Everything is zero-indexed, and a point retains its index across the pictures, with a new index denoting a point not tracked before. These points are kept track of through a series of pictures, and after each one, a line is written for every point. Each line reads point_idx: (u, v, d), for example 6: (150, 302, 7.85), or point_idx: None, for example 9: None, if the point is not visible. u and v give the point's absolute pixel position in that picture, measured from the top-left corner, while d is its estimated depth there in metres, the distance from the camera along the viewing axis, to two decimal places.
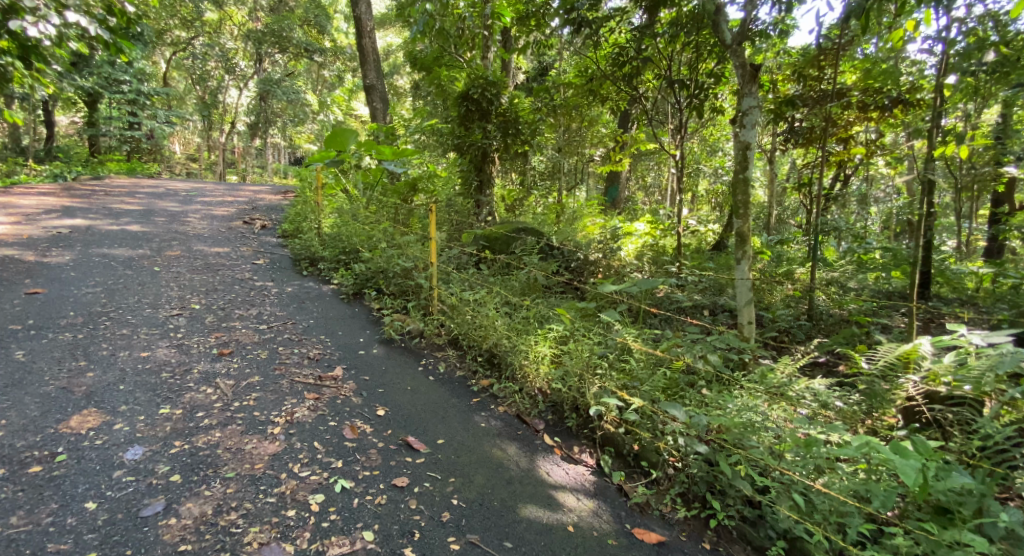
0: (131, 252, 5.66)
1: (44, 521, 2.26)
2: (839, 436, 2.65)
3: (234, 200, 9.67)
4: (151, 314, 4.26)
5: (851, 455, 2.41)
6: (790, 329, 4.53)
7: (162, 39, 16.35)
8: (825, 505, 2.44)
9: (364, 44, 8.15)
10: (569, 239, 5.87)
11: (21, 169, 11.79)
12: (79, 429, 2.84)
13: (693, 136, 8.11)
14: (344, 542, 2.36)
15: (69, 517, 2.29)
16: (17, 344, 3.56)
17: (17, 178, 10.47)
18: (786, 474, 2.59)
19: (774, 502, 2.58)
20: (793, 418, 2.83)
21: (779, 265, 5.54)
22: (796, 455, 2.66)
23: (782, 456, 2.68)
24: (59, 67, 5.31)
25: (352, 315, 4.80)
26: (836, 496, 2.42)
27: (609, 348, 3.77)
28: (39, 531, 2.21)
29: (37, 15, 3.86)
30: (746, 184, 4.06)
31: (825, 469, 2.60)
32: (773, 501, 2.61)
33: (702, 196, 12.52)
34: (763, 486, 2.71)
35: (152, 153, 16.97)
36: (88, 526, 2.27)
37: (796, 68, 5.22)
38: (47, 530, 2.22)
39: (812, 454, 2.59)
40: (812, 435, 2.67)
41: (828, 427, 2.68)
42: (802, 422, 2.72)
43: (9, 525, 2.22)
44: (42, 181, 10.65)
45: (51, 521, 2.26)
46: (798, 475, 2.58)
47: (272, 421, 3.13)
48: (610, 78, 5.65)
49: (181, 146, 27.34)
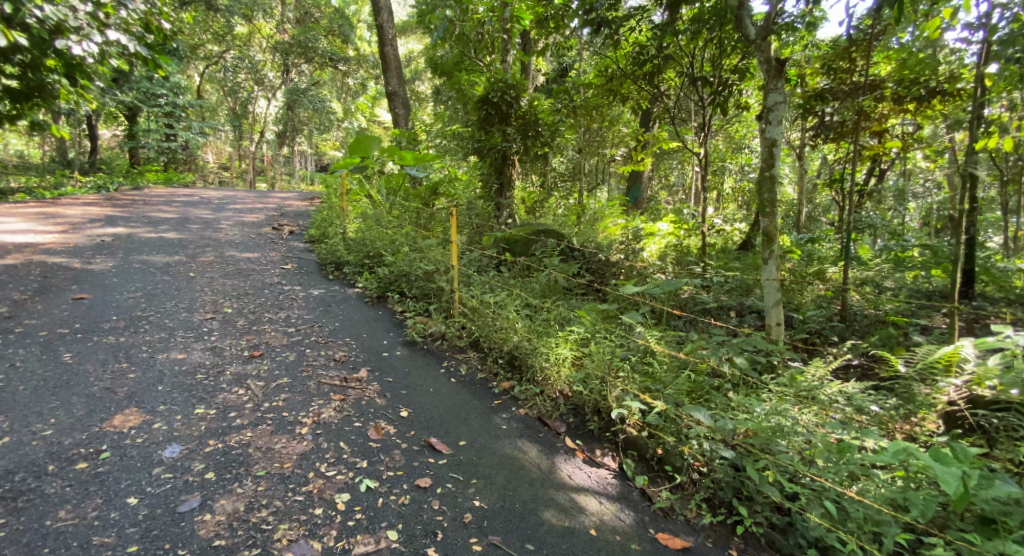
0: (168, 258, 5.91)
1: (89, 514, 2.39)
2: (874, 442, 2.57)
3: (264, 207, 9.97)
4: (187, 317, 4.45)
5: (887, 461, 2.33)
6: (822, 330, 4.39)
7: (196, 53, 16.99)
8: (859, 514, 2.37)
9: (386, 51, 8.25)
10: (591, 240, 5.76)
11: (68, 180, 12.36)
12: (122, 427, 2.99)
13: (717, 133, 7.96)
14: (369, 540, 2.41)
15: (112, 511, 2.42)
16: (65, 347, 3.77)
17: (63, 190, 10.99)
18: (817, 481, 2.53)
19: (804, 509, 2.53)
20: (825, 422, 2.74)
21: (809, 265, 5.30)
22: (828, 462, 2.58)
23: (813, 461, 2.62)
24: (102, 83, 5.61)
25: (376, 318, 4.89)
26: (872, 504, 2.34)
27: (631, 351, 3.74)
28: (85, 524, 2.34)
29: (81, 34, 4.07)
30: (772, 182, 3.97)
31: (860, 476, 2.53)
32: (803, 508, 2.56)
33: (727, 196, 12.12)
34: (794, 492, 2.66)
35: (186, 162, 17.67)
36: (130, 520, 2.38)
37: (825, 62, 5.01)
38: (92, 524, 2.34)
39: (845, 461, 2.52)
40: (846, 440, 2.60)
41: (863, 433, 2.60)
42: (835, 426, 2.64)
43: (58, 518, 2.35)
44: (86, 191, 11.24)
45: (96, 515, 2.39)
46: (830, 481, 2.52)
47: (300, 422, 3.22)
48: (631, 77, 5.58)
49: (215, 156, 28.34)
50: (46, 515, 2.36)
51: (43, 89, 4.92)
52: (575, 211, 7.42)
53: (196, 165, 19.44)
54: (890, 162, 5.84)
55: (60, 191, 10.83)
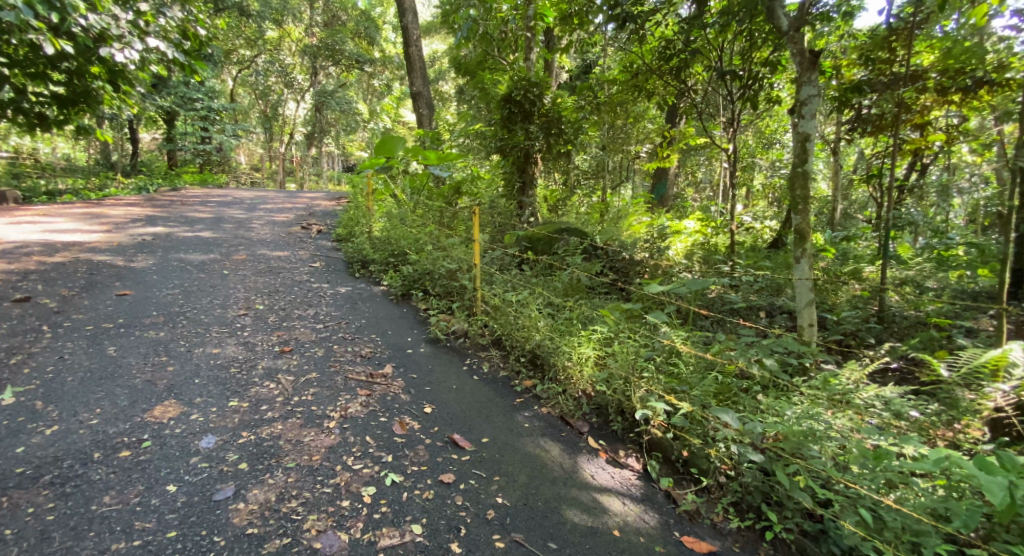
0: (203, 256, 6.14)
1: (132, 500, 2.51)
2: (914, 449, 2.46)
3: (293, 207, 10.24)
4: (221, 313, 4.62)
5: (928, 469, 2.23)
6: (858, 331, 4.23)
7: (230, 58, 17.55)
8: (896, 523, 2.28)
9: (411, 52, 8.34)
10: (614, 238, 5.67)
11: (111, 181, 12.87)
12: (162, 418, 3.13)
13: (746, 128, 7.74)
14: (394, 533, 2.46)
15: (153, 498, 2.54)
16: (110, 341, 3.96)
17: (107, 191, 11.50)
18: (851, 488, 2.45)
19: (837, 516, 2.46)
20: (860, 427, 2.64)
21: (844, 264, 5.11)
22: (863, 468, 2.49)
23: (847, 468, 2.53)
24: (143, 89, 5.85)
25: (400, 315, 4.96)
26: (909, 513, 2.25)
27: (656, 351, 3.69)
28: (128, 509, 2.46)
29: (124, 42, 4.27)
30: (805, 178, 3.83)
31: (898, 484, 2.42)
32: (836, 516, 2.48)
33: (758, 192, 11.74)
34: (826, 499, 2.58)
35: (220, 164, 18.29)
36: (169, 507, 2.50)
37: (863, 52, 4.77)
38: (135, 509, 2.46)
39: (882, 468, 2.42)
40: (882, 446, 2.49)
41: (901, 439, 2.49)
42: (871, 432, 2.53)
43: (103, 503, 2.48)
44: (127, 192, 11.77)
45: (138, 501, 2.51)
46: (865, 488, 2.43)
47: (328, 416, 3.30)
48: (657, 73, 5.44)
49: (246, 157, 29.21)
50: (92, 499, 2.50)
51: (88, 95, 5.18)
52: (599, 209, 7.33)
53: (230, 166, 20.06)
54: (933, 156, 5.55)
55: (103, 192, 11.36)
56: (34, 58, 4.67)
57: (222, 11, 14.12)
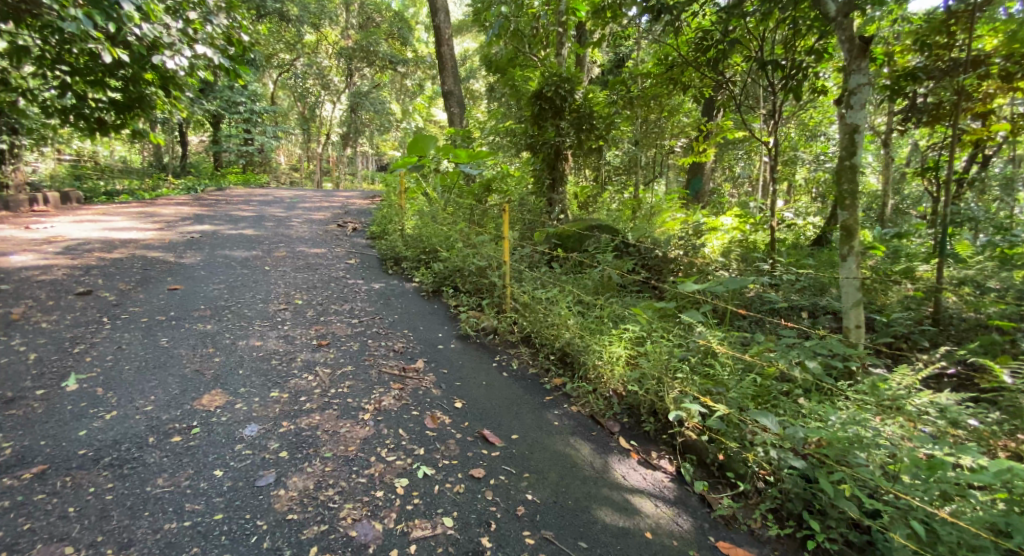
0: (247, 253, 6.41)
1: (182, 483, 2.66)
2: (972, 459, 2.31)
3: (329, 206, 10.53)
4: (263, 307, 4.81)
5: (987, 482, 2.09)
6: (911, 335, 3.98)
7: (271, 62, 18.22)
8: (952, 537, 2.15)
9: (443, 51, 8.41)
10: (647, 235, 5.54)
11: (162, 183, 13.41)
12: (210, 406, 3.30)
13: (787, 120, 7.42)
14: (426, 525, 2.51)
15: (201, 481, 2.68)
16: (163, 333, 4.20)
17: (159, 192, 12.14)
18: (902, 499, 2.32)
19: (886, 528, 2.33)
20: (912, 435, 2.49)
21: (896, 262, 4.82)
22: (915, 478, 2.35)
23: (898, 477, 2.40)
24: (192, 94, 6.19)
25: (432, 312, 5.03)
26: (966, 526, 2.11)
27: (691, 351, 3.59)
28: (179, 491, 2.61)
29: (174, 49, 4.50)
30: (853, 171, 3.63)
31: (954, 497, 2.28)
32: (885, 527, 2.36)
33: (800, 187, 11.23)
34: (873, 509, 2.46)
35: (262, 164, 19.00)
36: (216, 491, 2.63)
37: (918, 37, 4.46)
38: (185, 492, 2.61)
39: (936, 478, 2.28)
40: (936, 456, 2.35)
41: (958, 449, 2.34)
42: (924, 440, 2.39)
43: (157, 484, 2.64)
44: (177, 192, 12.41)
45: (188, 484, 2.66)
46: (917, 500, 2.30)
47: (362, 409, 3.39)
48: (693, 65, 5.28)
49: (286, 158, 30.23)
50: (147, 481, 2.66)
51: (142, 100, 5.56)
52: (630, 206, 7.14)
53: (270, 166, 20.76)
54: (996, 148, 5.15)
55: (155, 192, 12.01)
56: (94, 67, 5.03)
57: (263, 16, 14.66)
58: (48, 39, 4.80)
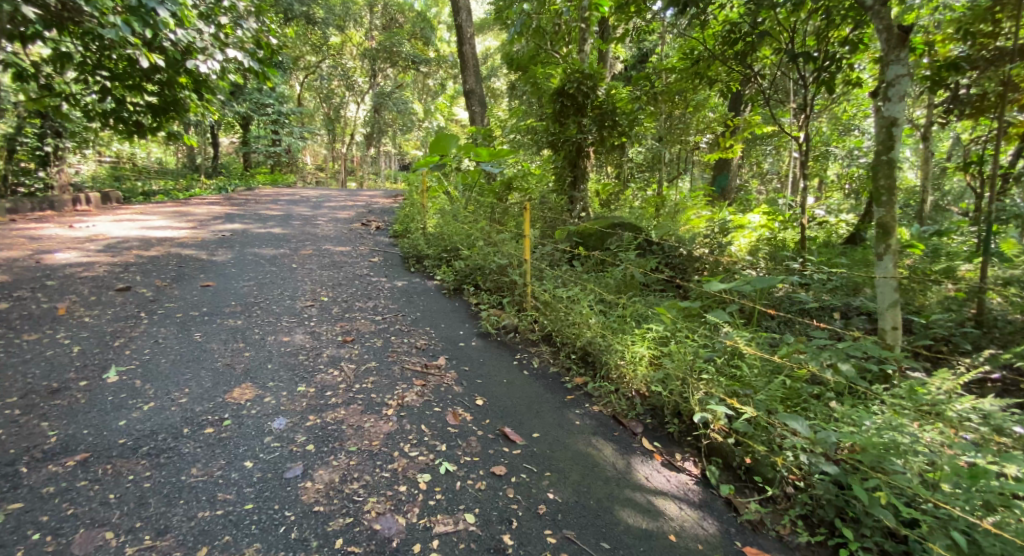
0: (275, 251, 6.58)
1: (215, 473, 2.75)
2: (1018, 469, 2.19)
3: (353, 205, 10.71)
4: (290, 304, 4.93)
5: None
6: (952, 337, 3.79)
7: (298, 65, 18.64)
8: (997, 550, 2.04)
9: (465, 50, 8.44)
10: (671, 233, 5.44)
11: (196, 182, 13.95)
12: (240, 399, 3.40)
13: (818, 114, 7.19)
14: (448, 521, 2.52)
15: (233, 472, 2.76)
16: (196, 328, 4.34)
17: (192, 192, 12.57)
18: (942, 508, 2.22)
19: (925, 538, 2.23)
20: (952, 441, 2.38)
21: (935, 261, 4.61)
22: (956, 487, 2.24)
23: (937, 486, 2.29)
24: (223, 96, 6.36)
25: (453, 309, 5.06)
26: (1010, 539, 1.99)
27: (717, 352, 3.51)
28: (212, 481, 2.69)
29: (207, 54, 4.69)
30: (891, 166, 3.47)
31: (999, 507, 2.16)
32: (923, 537, 2.26)
33: (832, 183, 10.91)
34: (911, 518, 2.35)
35: (289, 165, 19.47)
36: (246, 481, 2.71)
37: (960, 26, 4.24)
38: (217, 481, 2.69)
39: (979, 488, 2.17)
40: (979, 464, 2.24)
41: (1003, 457, 2.22)
42: (965, 447, 2.28)
43: (192, 474, 2.73)
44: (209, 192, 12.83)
45: (221, 474, 2.75)
46: (959, 510, 2.19)
47: (386, 404, 3.43)
48: (720, 58, 5.15)
49: (312, 158, 30.89)
50: (182, 470, 2.75)
51: (177, 103, 5.78)
52: (653, 203, 7.02)
53: (297, 166, 21.19)
54: None
55: (189, 192, 12.44)
56: (132, 72, 5.26)
57: (291, 20, 15.00)
58: (89, 46, 5.06)
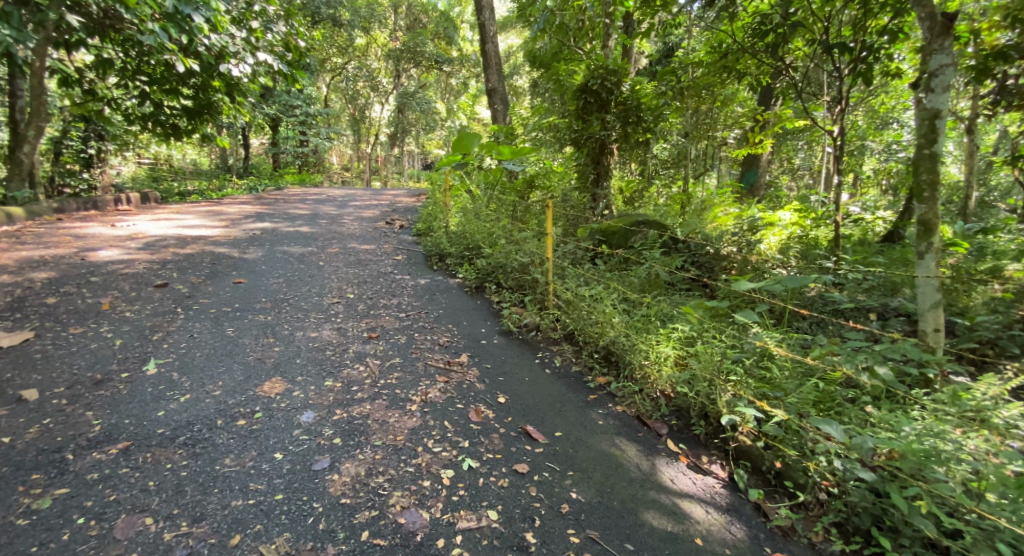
0: (303, 249, 6.73)
1: (247, 463, 2.83)
2: None
3: (378, 204, 10.87)
4: (318, 300, 5.04)
5: None
6: (999, 340, 3.60)
7: (326, 67, 19.03)
8: None
9: (488, 49, 8.44)
10: (697, 231, 5.32)
11: (228, 183, 14.46)
12: (271, 392, 3.49)
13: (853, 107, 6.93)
14: (471, 517, 2.53)
15: (263, 463, 2.84)
16: (229, 323, 4.48)
17: (224, 192, 12.97)
18: (988, 520, 2.11)
19: (969, 550, 2.13)
20: (1000, 450, 2.25)
21: (980, 260, 4.37)
22: (1004, 498, 2.13)
23: (983, 496, 2.18)
24: (254, 98, 6.48)
25: (475, 307, 5.08)
26: None
27: (745, 353, 3.41)
28: (244, 471, 2.77)
29: (238, 58, 4.89)
30: (934, 160, 3.30)
31: None
32: (967, 550, 2.15)
33: (866, 178, 10.51)
34: (954, 529, 2.24)
35: (316, 165, 19.90)
36: (276, 472, 2.77)
37: (1008, 12, 4.00)
38: (249, 472, 2.77)
39: None
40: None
41: None
42: (1014, 456, 2.15)
43: (225, 464, 2.82)
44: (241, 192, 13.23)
45: (252, 464, 2.82)
46: (1007, 522, 2.08)
47: (410, 400, 3.47)
48: (749, 51, 5.01)
49: (338, 158, 31.52)
50: (216, 460, 2.84)
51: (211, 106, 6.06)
52: (679, 201, 6.87)
53: (325, 166, 21.65)
54: None
55: (222, 192, 12.85)
56: (168, 76, 5.55)
57: (319, 23, 15.31)
58: (129, 52, 5.39)
